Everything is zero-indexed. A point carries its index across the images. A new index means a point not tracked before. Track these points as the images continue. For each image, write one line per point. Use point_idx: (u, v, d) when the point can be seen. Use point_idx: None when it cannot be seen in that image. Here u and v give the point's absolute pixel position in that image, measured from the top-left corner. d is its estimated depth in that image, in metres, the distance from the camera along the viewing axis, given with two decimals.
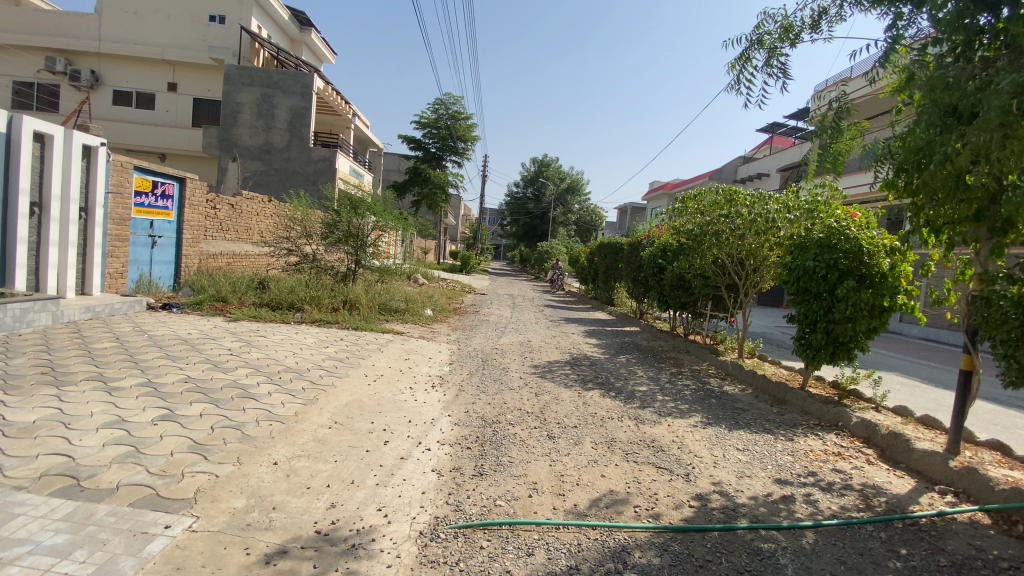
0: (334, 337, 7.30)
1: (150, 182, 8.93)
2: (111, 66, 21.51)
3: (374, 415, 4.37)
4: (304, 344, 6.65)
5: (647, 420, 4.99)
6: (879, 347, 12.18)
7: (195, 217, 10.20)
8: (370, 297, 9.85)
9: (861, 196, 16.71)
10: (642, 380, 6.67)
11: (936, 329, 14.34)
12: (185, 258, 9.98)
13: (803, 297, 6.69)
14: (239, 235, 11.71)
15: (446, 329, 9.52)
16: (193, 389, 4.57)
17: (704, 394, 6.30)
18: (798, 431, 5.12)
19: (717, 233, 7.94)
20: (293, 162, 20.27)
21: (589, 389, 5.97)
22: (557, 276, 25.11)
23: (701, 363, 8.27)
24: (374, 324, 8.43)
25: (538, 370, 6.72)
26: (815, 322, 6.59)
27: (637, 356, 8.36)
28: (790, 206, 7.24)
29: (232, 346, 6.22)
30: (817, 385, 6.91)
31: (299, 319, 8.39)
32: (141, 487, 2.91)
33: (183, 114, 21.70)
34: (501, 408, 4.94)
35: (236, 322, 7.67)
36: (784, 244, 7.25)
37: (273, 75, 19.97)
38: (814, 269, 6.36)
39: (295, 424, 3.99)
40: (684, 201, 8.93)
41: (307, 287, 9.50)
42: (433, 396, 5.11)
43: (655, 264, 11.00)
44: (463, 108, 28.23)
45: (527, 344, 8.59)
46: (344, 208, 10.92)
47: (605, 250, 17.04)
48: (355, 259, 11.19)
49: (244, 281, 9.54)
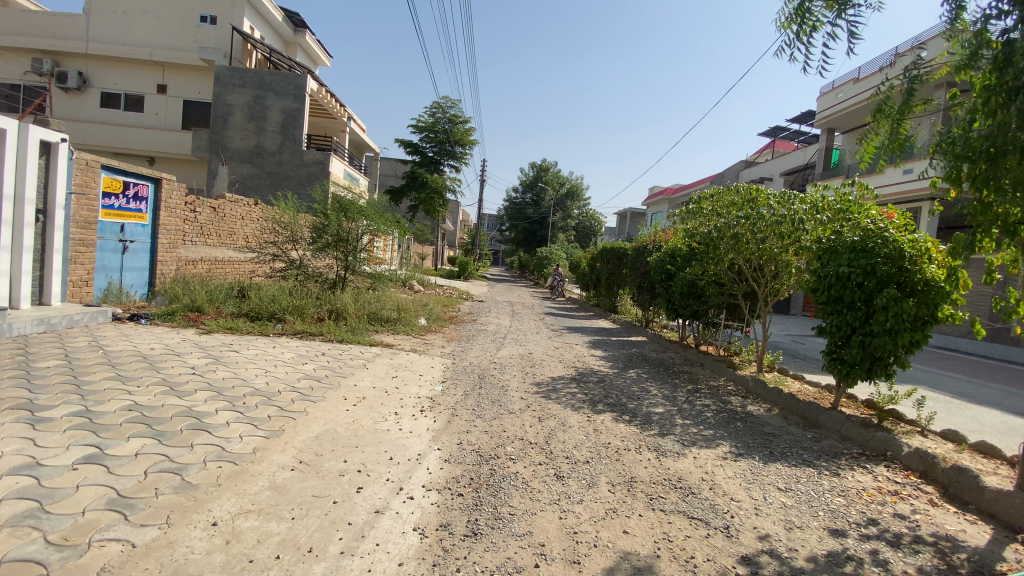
0: (315, 351, 6.60)
1: (121, 182, 8.25)
2: (99, 67, 20.88)
3: (349, 451, 3.68)
4: (280, 360, 5.96)
5: (670, 452, 4.29)
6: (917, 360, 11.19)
7: (172, 221, 9.53)
8: (360, 306, 9.18)
9: (898, 193, 15.97)
10: (657, 400, 5.98)
11: (953, 338, 13.71)
12: (161, 265, 9.29)
13: (835, 307, 6.02)
14: (221, 240, 11.03)
15: (441, 341, 8.84)
16: (135, 420, 3.86)
17: (727, 416, 5.62)
18: (842, 464, 4.45)
19: (736, 235, 7.29)
20: (285, 165, 19.63)
21: (599, 411, 5.29)
22: (557, 282, 24.46)
23: (718, 378, 7.58)
24: (362, 336, 7.73)
25: (541, 388, 6.03)
26: (849, 335, 5.92)
27: (648, 370, 7.69)
28: (819, 207, 6.56)
29: (195, 364, 5.50)
30: (849, 405, 6.23)
31: (279, 331, 7.68)
32: (28, 566, 2.22)
33: (172, 117, 21.08)
34: (502, 438, 4.25)
35: (207, 335, 6.95)
36: (811, 248, 6.57)
37: (265, 76, 19.39)
38: (848, 275, 5.73)
39: (250, 465, 3.29)
40: (698, 202, 8.29)
41: (290, 296, 8.81)
42: (421, 424, 4.41)
43: (664, 270, 10.32)
44: (461, 111, 27.67)
45: (528, 357, 7.90)
46: (333, 211, 10.28)
47: (607, 256, 16.43)
48: (345, 266, 10.52)
49: (223, 289, 8.85)
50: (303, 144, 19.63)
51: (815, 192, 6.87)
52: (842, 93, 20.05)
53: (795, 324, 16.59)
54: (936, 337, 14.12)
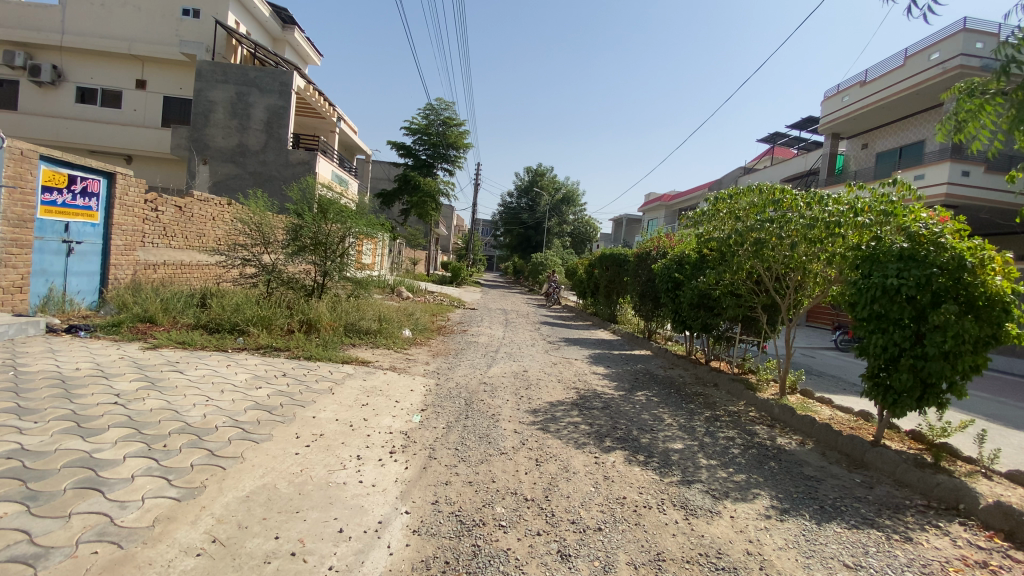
0: (274, 371, 5.66)
1: (66, 176, 7.31)
2: (75, 62, 19.88)
3: (286, 520, 2.78)
4: (230, 385, 5.03)
5: (700, 510, 3.41)
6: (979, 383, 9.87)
7: (130, 220, 8.60)
8: (336, 316, 8.27)
9: (934, 196, 14.95)
10: (673, 432, 5.09)
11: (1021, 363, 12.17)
12: (115, 269, 8.35)
13: (879, 325, 5.15)
14: (187, 242, 10.10)
15: (426, 356, 7.93)
16: (7, 475, 2.94)
17: (756, 453, 4.75)
18: (910, 523, 3.59)
19: (759, 240, 6.38)
20: (268, 165, 18.70)
21: (608, 449, 4.40)
22: (553, 289, 23.62)
23: (736, 402, 6.72)
24: (334, 351, 6.82)
25: (538, 417, 5.13)
26: (896, 358, 5.06)
27: (657, 392, 6.83)
28: (859, 208, 5.66)
29: (121, 392, 4.58)
30: (893, 438, 5.41)
31: (240, 345, 6.76)
32: None
33: (152, 114, 20.11)
34: (489, 493, 3.36)
35: (153, 351, 6.03)
36: (848, 256, 5.70)
37: (249, 72, 18.49)
38: (896, 287, 4.86)
39: (139, 551, 2.39)
40: (714, 203, 7.41)
41: (257, 304, 7.89)
42: (388, 473, 3.52)
43: (670, 278, 9.51)
44: (455, 113, 26.90)
45: (523, 376, 7.01)
46: (310, 212, 9.39)
47: (606, 262, 15.59)
48: (323, 271, 9.58)
49: (182, 296, 7.91)
50: (288, 143, 18.73)
51: (848, 193, 6.02)
52: (847, 96, 19.46)
53: (815, 337, 15.72)
54: (995, 360, 12.67)
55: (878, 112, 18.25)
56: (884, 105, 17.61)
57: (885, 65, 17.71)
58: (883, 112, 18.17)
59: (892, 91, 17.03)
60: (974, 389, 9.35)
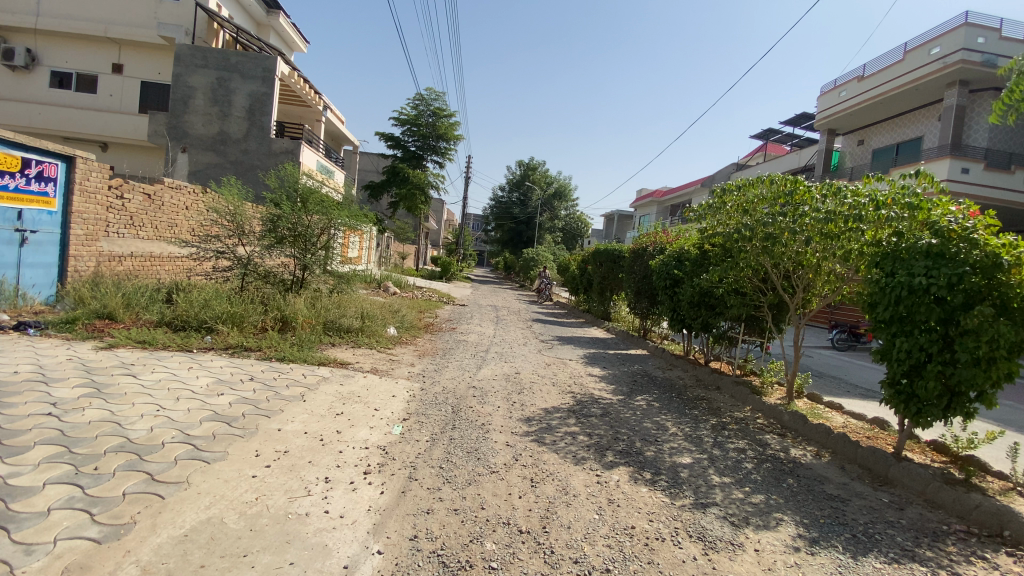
0: (240, 375, 5.11)
1: (18, 159, 6.70)
2: (47, 44, 18.91)
3: (230, 568, 2.29)
4: (187, 392, 4.48)
5: (720, 544, 2.96)
6: (1011, 392, 9.28)
7: (92, 208, 7.96)
8: (314, 313, 7.73)
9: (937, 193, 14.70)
10: (679, 444, 4.65)
11: None
12: (76, 260, 7.72)
13: (903, 326, 4.74)
14: (157, 232, 9.42)
15: (412, 357, 7.43)
16: None
17: (772, 467, 4.33)
18: (954, 555, 3.18)
19: (770, 235, 5.92)
20: (251, 154, 17.97)
21: (611, 466, 3.94)
22: (545, 285, 23.23)
23: (742, 407, 6.31)
24: (311, 352, 6.28)
25: (532, 427, 4.66)
26: (921, 364, 4.65)
27: (658, 396, 6.40)
28: (883, 200, 5.22)
29: (60, 400, 4.02)
30: (915, 450, 5.02)
31: (207, 345, 6.20)
32: None
33: (129, 100, 19.26)
34: (478, 525, 2.88)
35: (106, 352, 5.46)
36: (867, 254, 5.28)
37: (230, 56, 17.70)
38: (925, 287, 4.44)
39: None
40: (719, 196, 6.95)
41: (227, 300, 7.29)
42: (360, 500, 3.03)
43: (669, 275, 9.07)
44: (446, 104, 26.25)
45: (515, 379, 6.53)
46: (289, 202, 8.82)
47: (600, 258, 15.17)
48: (303, 265, 9.00)
49: (146, 291, 7.30)
50: (271, 132, 18.02)
51: (865, 185, 5.60)
52: (844, 92, 19.12)
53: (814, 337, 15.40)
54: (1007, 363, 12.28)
55: (875, 107, 17.99)
56: (883, 100, 17.30)
57: (883, 61, 17.42)
58: (880, 107, 17.90)
59: (892, 85, 16.71)
60: (1003, 398, 8.82)
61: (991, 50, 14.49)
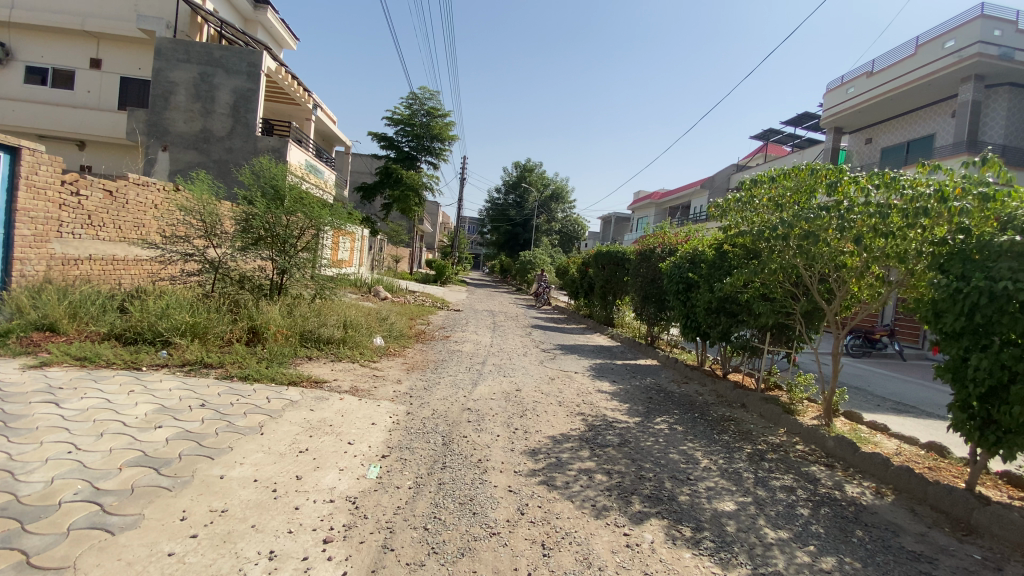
0: (190, 401, 4.28)
1: None
2: (24, 38, 18.02)
3: None
4: (117, 425, 3.64)
5: None
6: None
7: (42, 205, 7.09)
8: (290, 323, 6.92)
9: None
10: (716, 483, 3.86)
11: None
12: (22, 264, 6.82)
13: (978, 340, 3.96)
14: (121, 233, 8.61)
15: (399, 372, 6.63)
16: None
17: (832, 514, 3.55)
18: None
19: (808, 232, 5.14)
20: (234, 152, 17.11)
21: (640, 520, 3.14)
22: (542, 288, 22.48)
23: (776, 430, 5.53)
24: (282, 369, 5.47)
25: (540, 464, 3.86)
26: (1004, 385, 3.84)
27: (679, 418, 5.63)
28: (948, 190, 4.46)
29: None
30: (990, 486, 4.24)
31: (161, 361, 5.39)
32: None
33: (108, 97, 18.34)
34: None
35: (35, 373, 4.62)
36: (929, 254, 4.50)
37: (214, 51, 16.84)
38: (1013, 292, 3.64)
39: None
40: (746, 191, 6.21)
41: (190, 308, 6.47)
42: None
43: (682, 279, 8.31)
44: (440, 103, 25.46)
45: (516, 399, 5.71)
46: (265, 199, 8.02)
47: (602, 260, 14.38)
48: (281, 268, 8.17)
49: (97, 299, 6.44)
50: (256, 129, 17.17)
51: (922, 175, 4.84)
52: (852, 88, 18.50)
53: None
54: None
55: (885, 104, 17.33)
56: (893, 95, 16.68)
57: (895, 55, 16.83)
58: (890, 104, 17.28)
59: (903, 79, 16.08)
60: None
61: (1008, 43, 13.94)
